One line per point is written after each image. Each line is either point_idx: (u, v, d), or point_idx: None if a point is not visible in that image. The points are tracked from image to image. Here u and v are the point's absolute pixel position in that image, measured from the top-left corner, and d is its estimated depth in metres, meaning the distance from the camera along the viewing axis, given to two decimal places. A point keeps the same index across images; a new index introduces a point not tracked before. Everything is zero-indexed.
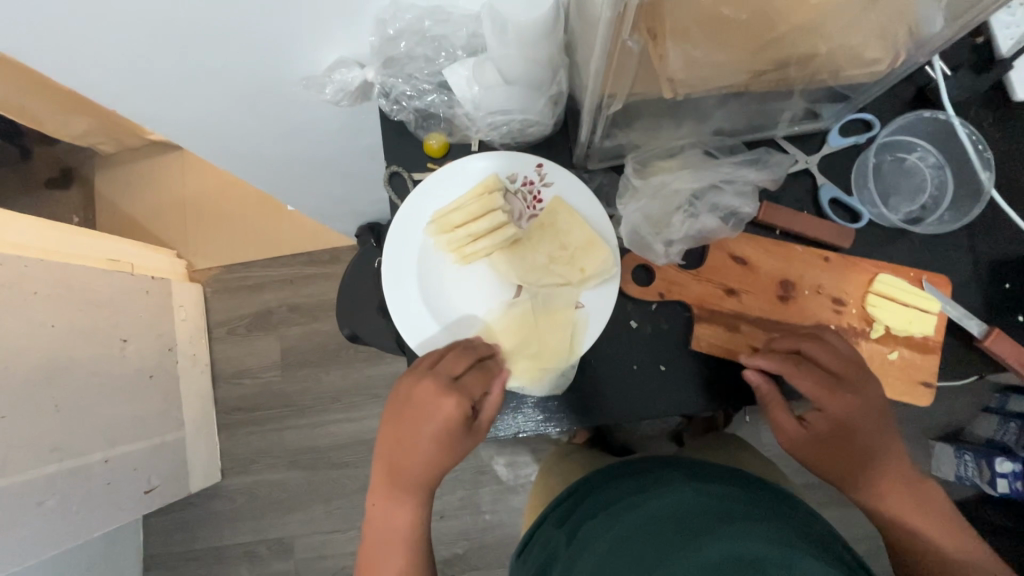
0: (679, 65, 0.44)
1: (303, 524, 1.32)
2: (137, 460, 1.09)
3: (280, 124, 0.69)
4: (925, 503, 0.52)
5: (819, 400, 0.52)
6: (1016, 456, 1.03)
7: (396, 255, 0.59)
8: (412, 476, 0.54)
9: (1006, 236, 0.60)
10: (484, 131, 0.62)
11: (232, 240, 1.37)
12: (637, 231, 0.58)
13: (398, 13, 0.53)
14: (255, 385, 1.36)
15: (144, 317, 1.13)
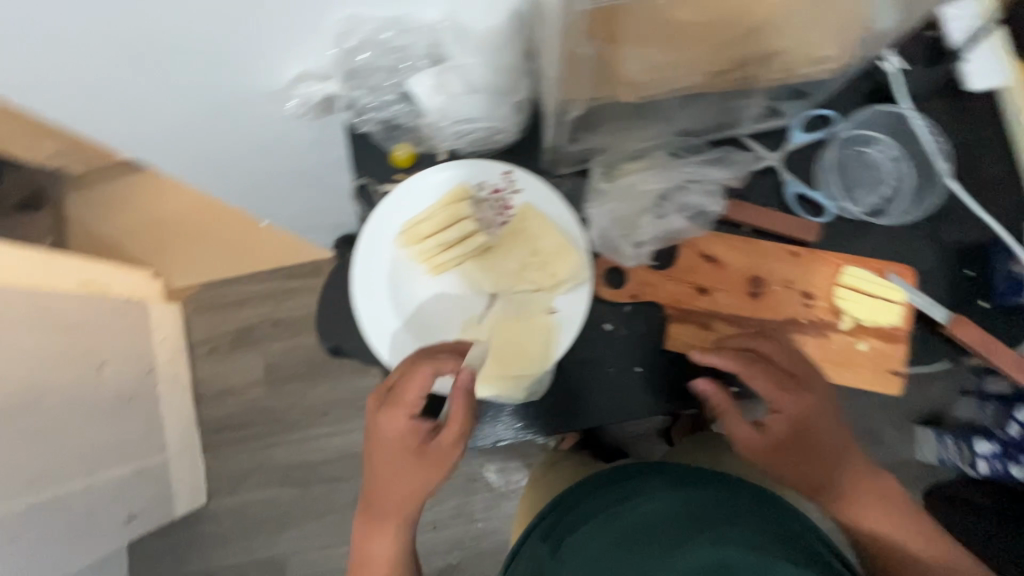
0: (638, 68, 0.44)
1: (297, 542, 1.30)
2: (119, 487, 1.06)
3: (249, 140, 0.68)
4: (896, 510, 0.54)
5: (775, 400, 0.53)
6: (993, 437, 1.04)
7: (369, 267, 0.59)
8: (384, 497, 0.56)
9: (969, 223, 0.61)
10: (451, 139, 0.62)
11: (208, 258, 1.34)
12: (607, 232, 0.60)
13: (356, 26, 0.52)
14: (240, 403, 1.34)
15: (121, 341, 1.11)
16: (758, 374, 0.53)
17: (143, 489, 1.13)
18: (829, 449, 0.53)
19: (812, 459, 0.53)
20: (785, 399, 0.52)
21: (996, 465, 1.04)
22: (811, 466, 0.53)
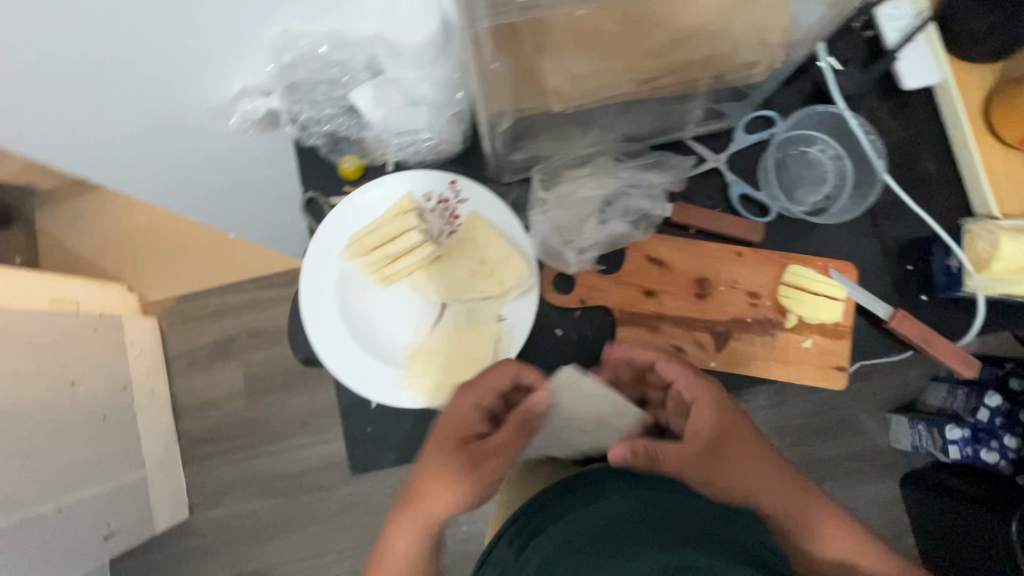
0: (560, 78, 0.46)
1: (283, 553, 1.29)
2: (97, 505, 1.05)
3: (205, 154, 0.68)
4: (833, 527, 0.58)
5: (694, 387, 0.54)
6: (965, 423, 1.06)
7: (316, 282, 0.59)
8: (413, 487, 0.51)
9: (906, 219, 0.62)
10: (394, 152, 0.62)
11: (185, 269, 1.34)
12: (547, 240, 0.60)
13: (293, 41, 0.52)
14: (220, 416, 1.33)
15: (95, 356, 1.09)
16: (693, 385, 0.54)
17: (122, 506, 1.12)
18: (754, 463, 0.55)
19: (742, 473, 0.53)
20: (710, 410, 0.53)
21: (966, 451, 1.05)
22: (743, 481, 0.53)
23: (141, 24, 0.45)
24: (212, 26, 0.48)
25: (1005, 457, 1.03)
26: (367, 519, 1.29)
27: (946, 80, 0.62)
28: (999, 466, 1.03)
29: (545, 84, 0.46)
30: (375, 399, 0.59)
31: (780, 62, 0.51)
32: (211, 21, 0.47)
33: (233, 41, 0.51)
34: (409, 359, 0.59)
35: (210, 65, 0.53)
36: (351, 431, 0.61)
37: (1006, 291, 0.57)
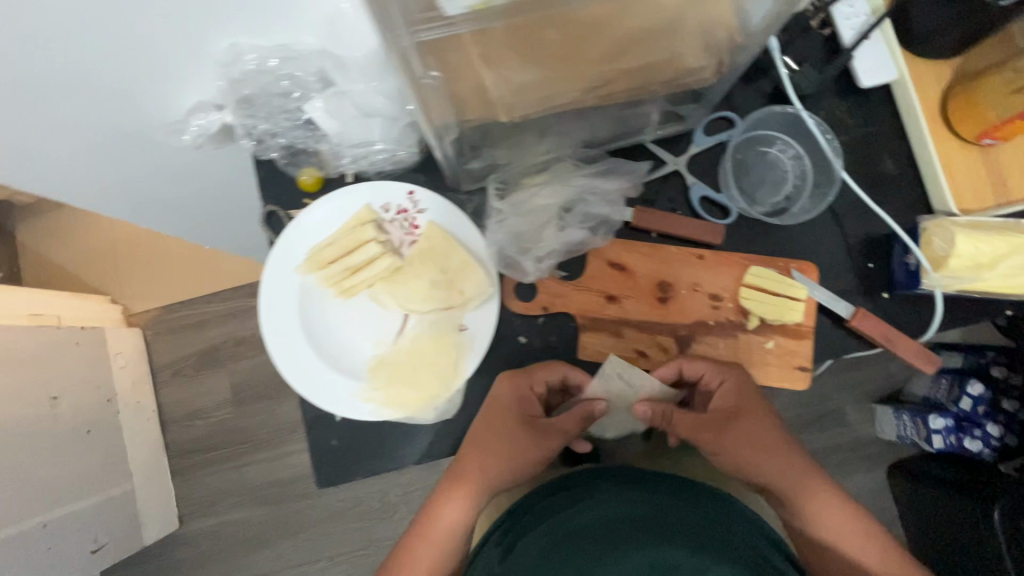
0: (500, 87, 0.46)
1: (276, 560, 1.29)
2: (84, 519, 1.04)
3: (166, 169, 0.67)
4: (861, 530, 0.52)
5: (716, 374, 0.57)
6: (949, 412, 1.06)
7: (275, 297, 0.59)
8: (463, 459, 0.56)
9: (867, 217, 0.62)
10: (352, 164, 0.62)
11: (169, 278, 1.30)
12: (505, 249, 0.60)
13: (241, 56, 0.53)
14: (209, 425, 1.33)
15: (78, 371, 1.07)
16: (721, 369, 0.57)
17: (111, 519, 1.11)
18: (767, 450, 0.54)
19: (756, 457, 0.54)
20: (731, 391, 0.56)
21: (950, 440, 1.06)
22: (753, 463, 0.54)
23: (84, 45, 0.45)
24: (157, 44, 0.48)
25: (988, 445, 1.03)
26: (358, 524, 1.29)
27: (903, 77, 0.62)
28: (982, 453, 1.04)
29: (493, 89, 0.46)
30: (339, 413, 0.58)
31: (729, 66, 0.51)
32: (156, 40, 0.47)
33: (181, 59, 0.51)
34: (372, 372, 0.59)
35: (160, 83, 0.53)
36: (316, 445, 0.60)
37: (964, 287, 0.57)
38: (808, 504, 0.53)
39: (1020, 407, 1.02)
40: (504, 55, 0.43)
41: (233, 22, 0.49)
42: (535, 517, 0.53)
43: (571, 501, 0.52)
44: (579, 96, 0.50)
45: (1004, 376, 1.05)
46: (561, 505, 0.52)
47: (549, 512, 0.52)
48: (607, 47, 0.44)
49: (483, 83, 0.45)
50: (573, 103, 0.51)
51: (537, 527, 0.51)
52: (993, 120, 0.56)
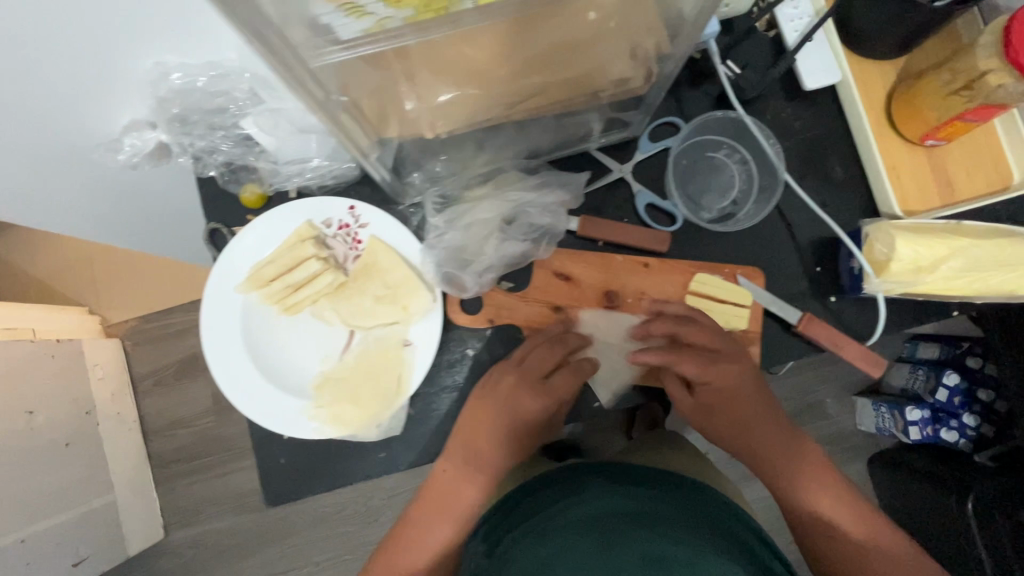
0: (420, 109, 0.46)
1: (261, 567, 1.26)
2: (61, 533, 1.00)
3: (111, 186, 0.66)
4: (842, 499, 0.56)
5: (702, 375, 0.56)
6: (924, 403, 1.06)
7: (216, 318, 0.58)
8: (467, 449, 0.57)
9: (813, 222, 0.62)
10: (293, 178, 0.61)
11: (145, 285, 1.27)
12: (444, 266, 0.59)
13: (167, 75, 0.53)
14: (191, 434, 1.28)
15: (53, 384, 1.03)
16: (712, 370, 0.56)
17: (91, 532, 1.07)
18: (774, 436, 0.57)
19: (756, 440, 0.57)
20: (721, 391, 0.56)
21: (926, 431, 1.05)
22: (755, 446, 0.57)
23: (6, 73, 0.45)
24: (81, 68, 0.48)
25: (964, 435, 1.03)
26: (343, 530, 1.26)
27: (846, 78, 0.62)
28: (959, 444, 1.03)
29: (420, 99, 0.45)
30: (284, 433, 0.58)
31: (658, 75, 0.51)
32: (78, 64, 0.48)
33: (106, 81, 0.51)
34: (317, 389, 0.59)
35: (90, 105, 0.53)
36: (264, 463, 0.60)
37: (906, 290, 0.57)
38: (808, 484, 0.56)
39: (995, 395, 1.02)
40: (426, 68, 0.42)
41: (155, 43, 0.49)
42: (524, 511, 0.52)
43: (562, 495, 0.52)
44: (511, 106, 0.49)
45: (978, 366, 1.04)
46: (552, 500, 0.52)
47: (541, 507, 0.51)
48: (533, 57, 0.43)
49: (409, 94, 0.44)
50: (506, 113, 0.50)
51: (530, 521, 0.50)
52: (934, 121, 0.56)
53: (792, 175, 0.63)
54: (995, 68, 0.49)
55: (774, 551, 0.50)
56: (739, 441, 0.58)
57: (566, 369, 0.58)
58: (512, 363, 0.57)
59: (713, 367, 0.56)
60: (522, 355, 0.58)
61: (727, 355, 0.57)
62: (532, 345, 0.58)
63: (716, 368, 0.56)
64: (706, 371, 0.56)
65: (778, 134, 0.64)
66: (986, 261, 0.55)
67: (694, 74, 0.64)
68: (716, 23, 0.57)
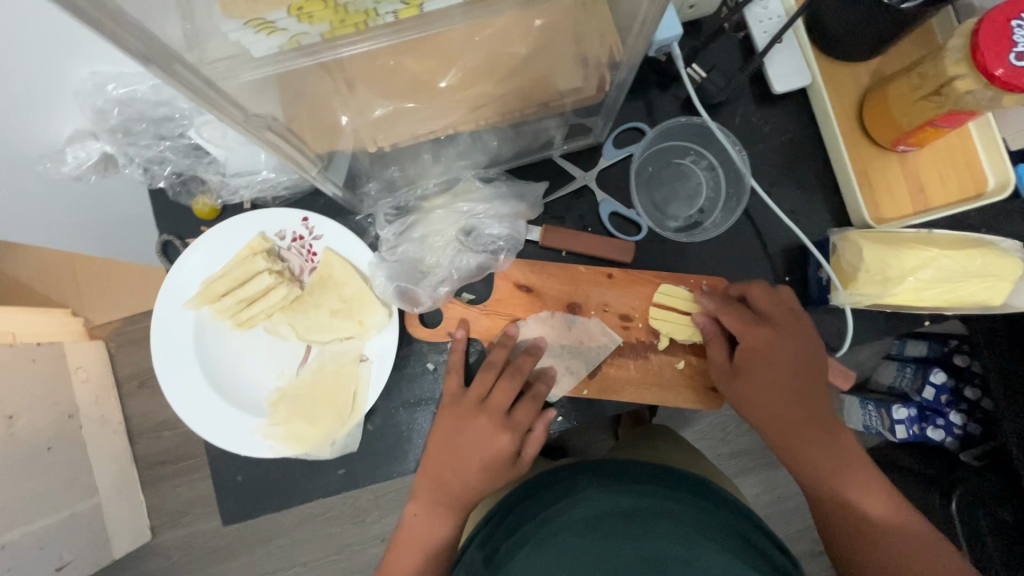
0: (357, 122, 0.45)
1: (246, 568, 1.20)
2: (43, 538, 0.94)
3: (67, 192, 0.63)
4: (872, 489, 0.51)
5: (742, 333, 0.53)
6: (912, 402, 1.02)
7: (167, 337, 0.56)
8: (441, 479, 0.53)
9: (783, 230, 0.61)
10: (246, 188, 0.59)
11: (132, 285, 1.18)
12: (398, 281, 0.58)
13: (103, 85, 0.53)
14: (176, 437, 1.19)
15: (33, 387, 0.96)
16: (752, 330, 0.53)
17: (76, 536, 1.00)
18: (810, 422, 0.52)
19: (785, 422, 0.52)
20: (756, 354, 0.53)
21: (912, 430, 1.00)
22: (784, 430, 0.52)
23: None
24: (13, 77, 0.48)
25: (951, 434, 0.98)
26: (330, 530, 1.20)
27: (815, 82, 0.60)
28: (944, 443, 0.98)
29: (370, 104, 0.43)
30: (239, 452, 0.56)
31: (612, 81, 0.49)
32: (9, 73, 0.47)
33: (39, 94, 0.51)
34: (272, 406, 0.57)
35: (29, 117, 0.53)
36: (221, 482, 0.59)
37: (875, 302, 0.55)
38: (829, 462, 0.51)
39: (982, 394, 0.97)
40: (368, 79, 0.40)
41: (87, 52, 0.49)
42: (519, 516, 0.54)
43: (556, 498, 0.53)
44: (466, 114, 0.47)
45: (966, 364, 1.00)
46: (547, 504, 0.53)
47: (537, 510, 0.53)
48: (482, 63, 0.41)
49: (359, 98, 0.42)
50: (461, 121, 0.48)
51: (527, 525, 0.51)
52: (905, 126, 0.54)
53: (762, 182, 0.62)
54: (962, 73, 0.47)
55: (773, 543, 0.51)
56: (765, 411, 0.53)
57: (524, 399, 0.56)
58: (476, 396, 0.55)
59: (754, 330, 0.53)
60: (478, 391, 0.55)
61: (779, 325, 0.53)
62: (489, 378, 0.56)
63: (756, 332, 0.53)
64: (748, 331, 0.53)
65: (747, 139, 0.62)
66: (956, 272, 0.53)
67: (661, 77, 0.62)
68: (677, 25, 0.55)
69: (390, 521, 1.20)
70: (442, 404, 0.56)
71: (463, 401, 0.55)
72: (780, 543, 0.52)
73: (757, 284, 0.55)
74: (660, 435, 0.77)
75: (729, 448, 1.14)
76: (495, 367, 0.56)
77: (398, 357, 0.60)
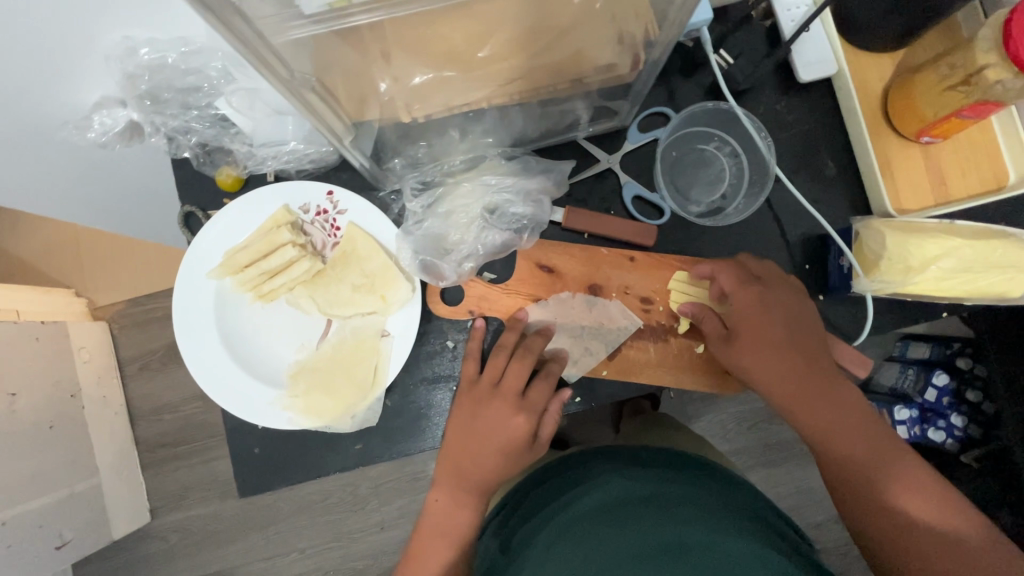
0: (394, 91, 0.45)
1: (243, 554, 1.17)
2: (40, 519, 0.91)
3: (85, 158, 0.63)
4: (889, 464, 0.48)
5: (732, 290, 0.54)
6: (913, 403, 1.02)
7: (190, 306, 0.56)
8: (460, 462, 0.53)
9: (804, 218, 0.61)
10: (272, 160, 0.59)
11: (138, 268, 1.17)
12: (422, 255, 0.58)
13: (135, 50, 0.53)
14: (177, 420, 1.17)
15: (34, 365, 0.93)
16: (743, 288, 0.53)
17: (73, 516, 0.97)
18: (832, 403, 0.50)
19: (803, 397, 0.51)
20: (750, 311, 0.53)
21: (912, 431, 1.01)
22: (801, 406, 0.51)
23: None
24: (47, 37, 0.48)
25: (952, 436, 0.98)
26: (328, 518, 1.17)
27: (841, 71, 0.60)
28: (945, 444, 0.98)
29: (406, 71, 0.43)
30: (258, 423, 0.56)
31: (645, 61, 0.49)
32: (43, 33, 0.47)
33: (70, 57, 0.51)
34: (292, 378, 0.57)
35: (58, 80, 0.53)
36: (238, 455, 0.59)
37: (895, 291, 0.55)
38: (835, 429, 0.50)
39: (985, 398, 0.96)
40: (407, 47, 0.40)
41: (121, 16, 0.50)
42: (534, 504, 0.54)
43: (571, 486, 0.53)
44: (499, 87, 0.47)
45: (969, 367, 0.98)
46: (559, 492, 0.53)
47: (550, 498, 0.53)
48: (522, 32, 0.41)
49: (397, 66, 0.42)
50: (495, 94, 0.48)
51: (539, 513, 0.51)
52: (929, 117, 0.55)
53: (784, 170, 0.62)
54: (992, 62, 0.47)
55: (788, 524, 0.51)
56: (768, 370, 0.52)
57: (539, 378, 0.56)
58: (490, 377, 0.56)
59: (745, 288, 0.53)
60: (492, 375, 0.55)
61: (770, 284, 0.54)
62: (501, 361, 0.56)
63: (748, 290, 0.53)
64: (740, 290, 0.53)
65: (770, 127, 0.62)
66: (977, 262, 0.54)
67: (686, 63, 0.62)
68: (708, 11, 0.55)
69: (390, 510, 1.17)
70: (459, 388, 0.57)
71: (478, 385, 0.56)
72: (792, 522, 0.52)
73: (747, 254, 0.57)
74: (672, 425, 0.76)
75: (731, 444, 1.14)
76: (507, 350, 0.57)
77: (418, 334, 0.60)
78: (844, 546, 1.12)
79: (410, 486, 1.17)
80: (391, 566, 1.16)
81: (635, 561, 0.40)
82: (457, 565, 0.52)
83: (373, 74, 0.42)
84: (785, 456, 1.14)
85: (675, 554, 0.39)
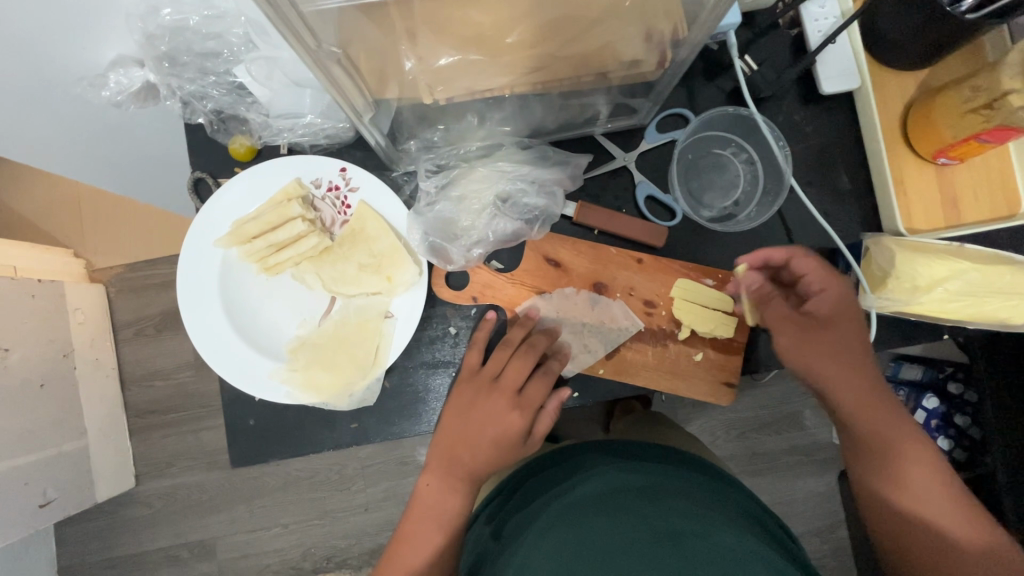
0: (418, 70, 0.44)
1: (226, 525, 1.17)
2: (26, 477, 0.91)
3: (98, 114, 0.62)
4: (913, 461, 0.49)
5: (821, 283, 0.51)
6: None
7: (197, 273, 0.56)
8: (457, 451, 0.53)
9: (815, 230, 0.61)
10: (286, 132, 0.59)
11: (138, 233, 1.16)
12: (431, 237, 0.58)
13: (157, 10, 0.53)
14: (168, 387, 1.17)
15: (31, 324, 0.93)
16: (830, 279, 0.51)
17: (61, 475, 0.97)
18: (873, 399, 0.50)
19: (862, 395, 0.50)
20: (834, 302, 0.51)
21: None
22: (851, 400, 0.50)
23: None
24: None
25: None
26: (314, 495, 1.17)
27: (864, 86, 0.60)
28: None
29: (432, 53, 0.42)
30: (256, 395, 0.56)
31: (672, 60, 0.48)
32: None
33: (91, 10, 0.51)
34: (291, 353, 0.57)
35: (74, 32, 0.52)
36: (233, 423, 0.59)
37: (899, 309, 0.56)
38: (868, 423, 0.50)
39: (972, 423, 0.96)
40: (435, 28, 0.39)
41: None
42: (525, 494, 0.54)
43: (565, 477, 0.53)
44: (523, 74, 0.46)
45: (960, 392, 0.99)
46: (551, 483, 0.53)
47: (541, 489, 0.53)
48: (549, 22, 0.40)
49: (422, 48, 0.41)
50: (516, 81, 0.47)
51: (531, 503, 0.51)
52: (949, 139, 0.54)
53: (799, 181, 0.62)
54: (1017, 87, 0.47)
55: (783, 530, 0.50)
56: (831, 362, 0.51)
57: (538, 374, 0.56)
58: (494, 368, 0.56)
59: (831, 278, 0.52)
60: (494, 368, 0.56)
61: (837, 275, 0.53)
62: (504, 356, 0.56)
63: (835, 281, 0.52)
64: (828, 280, 0.51)
65: (788, 137, 0.62)
66: (981, 287, 0.55)
67: (709, 67, 0.62)
68: (738, 14, 0.55)
69: (376, 491, 1.18)
70: (461, 376, 0.57)
71: (479, 375, 0.56)
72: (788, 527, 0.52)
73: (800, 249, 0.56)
74: (671, 424, 0.76)
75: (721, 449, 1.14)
76: (511, 345, 0.57)
77: (421, 318, 0.60)
78: (823, 559, 1.13)
79: (397, 469, 1.17)
80: (373, 547, 1.17)
81: (627, 554, 0.40)
82: (449, 549, 0.51)
83: (395, 52, 0.42)
84: (770, 467, 1.14)
85: (669, 544, 0.40)
